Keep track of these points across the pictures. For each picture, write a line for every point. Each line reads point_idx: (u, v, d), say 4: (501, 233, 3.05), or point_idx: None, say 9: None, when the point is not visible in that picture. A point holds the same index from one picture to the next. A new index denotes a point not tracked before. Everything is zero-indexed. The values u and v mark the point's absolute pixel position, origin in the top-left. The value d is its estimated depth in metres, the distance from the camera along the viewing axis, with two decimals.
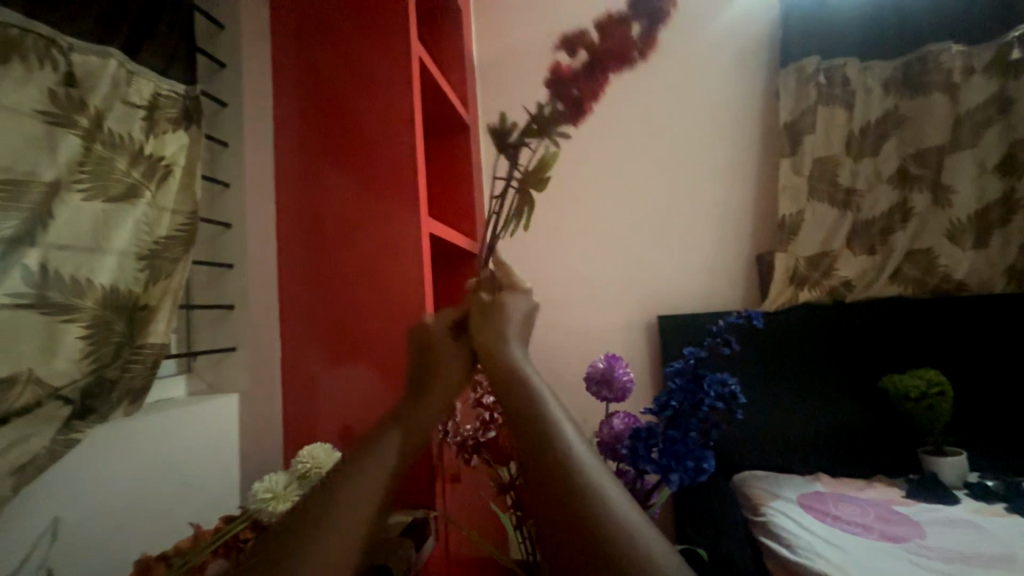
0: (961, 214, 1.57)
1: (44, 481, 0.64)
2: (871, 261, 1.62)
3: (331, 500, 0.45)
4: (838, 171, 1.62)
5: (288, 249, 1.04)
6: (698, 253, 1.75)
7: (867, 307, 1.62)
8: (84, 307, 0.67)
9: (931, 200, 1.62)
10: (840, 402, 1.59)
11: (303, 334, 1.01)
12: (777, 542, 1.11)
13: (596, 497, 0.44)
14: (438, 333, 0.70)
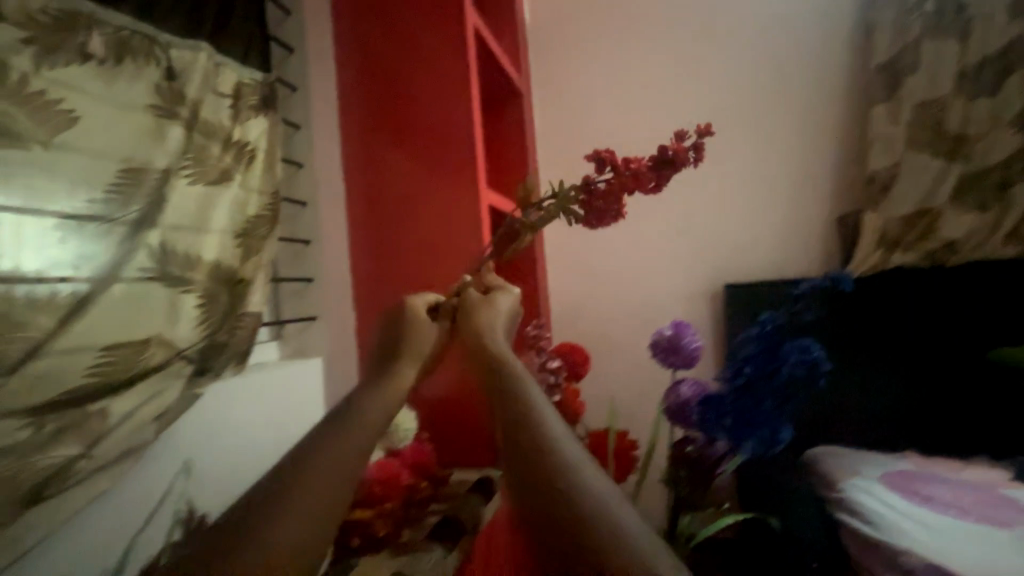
0: None
1: (178, 428, 0.75)
2: (983, 220, 1.41)
3: (301, 477, 0.49)
4: (944, 116, 1.42)
5: (356, 226, 1.09)
6: (770, 216, 1.63)
7: (974, 271, 1.43)
8: (196, 280, 0.76)
9: None
10: (936, 376, 1.45)
11: (374, 304, 1.08)
12: (857, 518, 1.06)
13: (571, 483, 0.47)
14: (418, 316, 0.71)
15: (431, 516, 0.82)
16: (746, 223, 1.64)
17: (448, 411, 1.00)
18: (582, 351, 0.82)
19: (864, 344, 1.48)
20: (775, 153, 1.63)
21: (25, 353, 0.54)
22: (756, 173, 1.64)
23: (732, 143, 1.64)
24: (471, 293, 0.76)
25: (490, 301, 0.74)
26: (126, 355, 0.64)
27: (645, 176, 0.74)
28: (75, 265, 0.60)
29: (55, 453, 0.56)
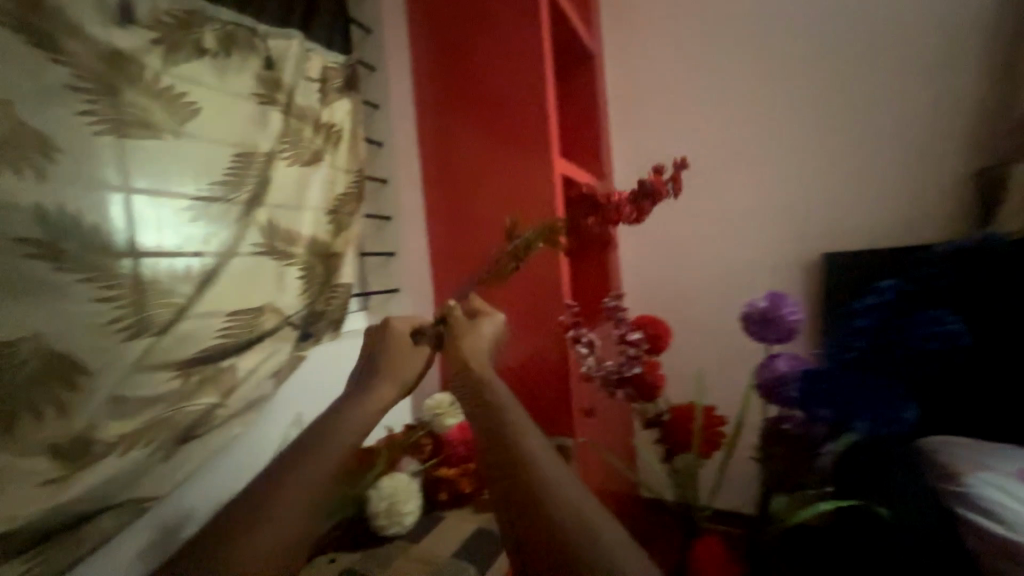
0: None
1: (290, 385, 0.84)
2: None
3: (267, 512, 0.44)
4: None
5: (431, 205, 1.14)
6: (893, 171, 1.38)
7: None
8: (297, 254, 0.84)
9: None
10: None
11: (451, 279, 1.13)
12: (988, 520, 0.88)
13: (583, 531, 0.44)
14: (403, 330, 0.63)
15: None
16: (860, 181, 1.41)
17: (524, 380, 1.05)
18: (662, 324, 0.77)
19: None
20: (899, 99, 1.37)
21: (173, 314, 0.63)
22: (872, 125, 1.39)
23: (841, 91, 1.41)
24: (457, 315, 0.67)
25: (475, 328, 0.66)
26: (246, 320, 0.73)
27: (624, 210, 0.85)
28: (203, 240, 0.69)
29: (200, 401, 0.66)
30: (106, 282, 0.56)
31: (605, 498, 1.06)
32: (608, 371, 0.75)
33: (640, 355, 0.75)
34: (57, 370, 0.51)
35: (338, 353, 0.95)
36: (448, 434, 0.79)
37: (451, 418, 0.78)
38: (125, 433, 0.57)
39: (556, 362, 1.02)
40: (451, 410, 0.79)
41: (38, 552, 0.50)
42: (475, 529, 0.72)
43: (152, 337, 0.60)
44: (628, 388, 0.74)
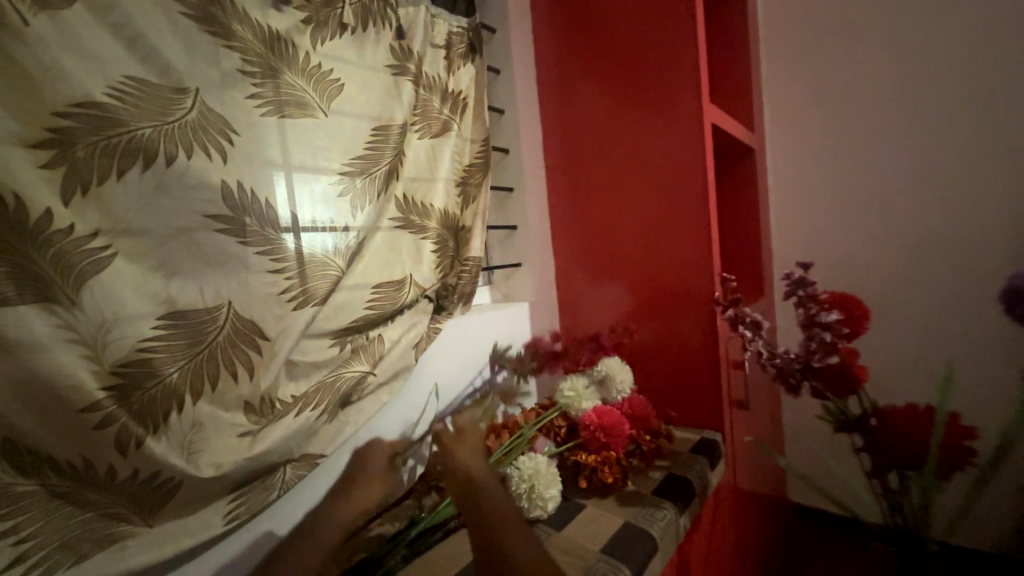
0: None
1: (429, 359, 0.86)
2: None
3: None
4: None
5: (554, 180, 1.09)
6: None
7: None
8: (430, 227, 0.83)
9: None
10: None
11: (574, 257, 1.07)
12: None
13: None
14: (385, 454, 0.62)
15: (655, 471, 0.77)
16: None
17: (660, 366, 0.95)
18: (864, 304, 0.59)
19: None
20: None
21: (330, 286, 0.66)
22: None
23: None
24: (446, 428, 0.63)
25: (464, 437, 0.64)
26: (389, 293, 0.74)
27: (745, 317, 0.70)
28: (351, 215, 0.71)
29: (354, 369, 0.69)
30: (277, 256, 0.60)
31: (742, 502, 0.95)
32: (788, 359, 0.62)
33: (838, 343, 0.58)
34: (245, 335, 0.56)
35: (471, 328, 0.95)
36: (585, 417, 0.74)
37: (585, 402, 0.77)
38: (297, 395, 0.62)
39: (699, 351, 0.90)
40: (585, 394, 0.78)
41: (238, 495, 0.57)
42: (623, 524, 0.65)
43: (314, 307, 0.64)
44: (814, 380, 0.60)
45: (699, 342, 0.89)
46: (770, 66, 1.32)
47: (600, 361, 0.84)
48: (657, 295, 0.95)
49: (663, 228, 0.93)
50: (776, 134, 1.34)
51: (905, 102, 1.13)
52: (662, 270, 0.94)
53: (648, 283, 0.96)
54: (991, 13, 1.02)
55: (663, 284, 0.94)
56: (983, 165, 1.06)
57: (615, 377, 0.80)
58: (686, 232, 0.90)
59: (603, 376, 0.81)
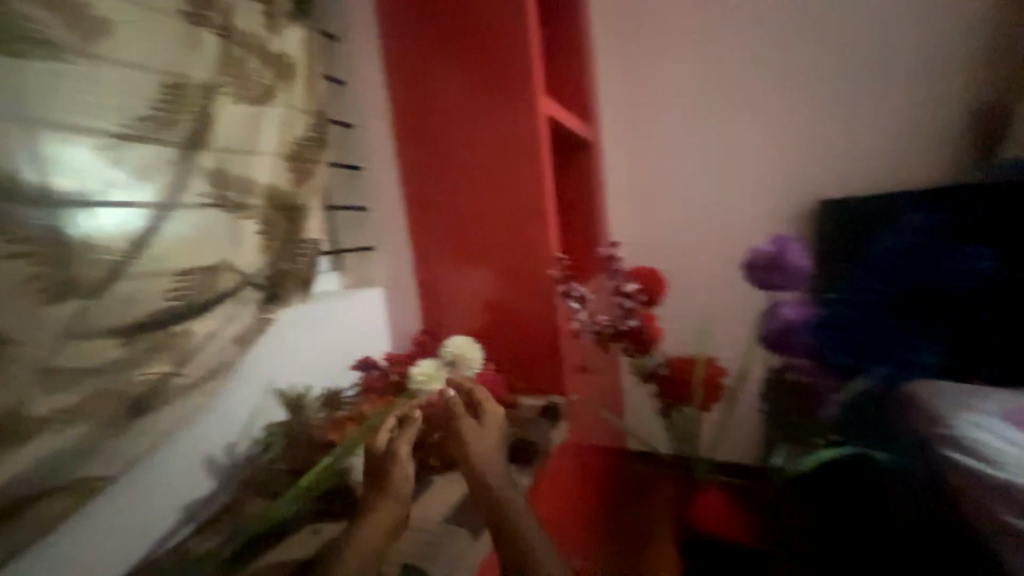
0: None
1: (255, 354, 0.78)
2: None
3: None
4: None
5: (407, 165, 1.05)
6: None
7: None
8: (252, 205, 0.74)
9: None
10: None
11: (432, 244, 1.06)
12: (965, 454, 0.83)
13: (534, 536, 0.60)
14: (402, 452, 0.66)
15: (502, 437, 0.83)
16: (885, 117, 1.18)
17: (513, 344, 1.01)
18: (659, 275, 0.71)
19: None
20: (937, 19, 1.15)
21: (106, 273, 0.53)
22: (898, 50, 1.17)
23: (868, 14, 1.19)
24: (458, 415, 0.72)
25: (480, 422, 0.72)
26: (200, 281, 0.64)
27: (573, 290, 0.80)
28: (139, 187, 0.58)
29: (149, 371, 0.58)
30: (13, 237, 0.47)
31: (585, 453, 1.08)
32: (604, 323, 0.72)
33: (637, 307, 0.70)
34: None
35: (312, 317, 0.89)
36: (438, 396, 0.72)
37: (438, 384, 0.76)
38: (61, 410, 0.49)
39: (547, 324, 0.98)
40: (437, 376, 0.77)
41: None
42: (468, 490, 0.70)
43: (84, 301, 0.51)
44: (624, 340, 0.71)
45: (546, 319, 0.98)
46: None
47: (449, 342, 0.85)
48: (510, 279, 1.00)
49: (516, 212, 0.98)
50: None
51: None
52: (518, 251, 0.99)
53: (504, 264, 1.00)
54: None
55: (515, 269, 0.99)
56: None
57: (467, 356, 0.82)
58: (537, 215, 0.97)
59: (455, 356, 0.82)
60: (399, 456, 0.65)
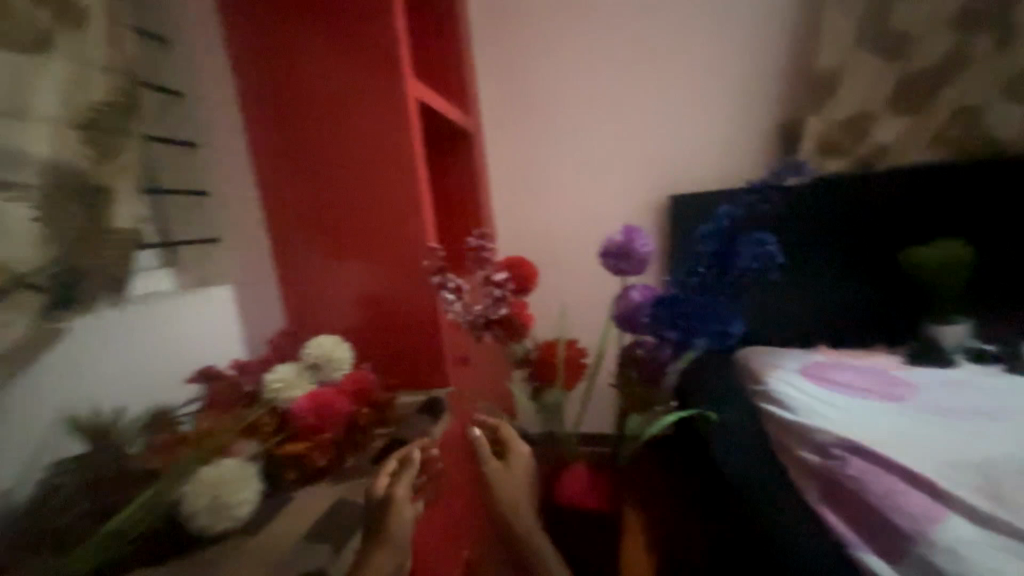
0: None
1: (37, 369, 0.58)
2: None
3: None
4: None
5: (263, 149, 0.94)
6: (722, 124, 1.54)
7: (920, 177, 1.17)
8: (21, 183, 0.56)
9: None
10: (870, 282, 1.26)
11: (299, 238, 0.96)
12: (776, 408, 0.97)
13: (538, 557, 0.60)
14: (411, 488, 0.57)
15: (377, 441, 0.76)
16: (713, 127, 1.41)
17: (393, 343, 0.96)
18: (531, 265, 0.73)
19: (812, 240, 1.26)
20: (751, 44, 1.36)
21: None
22: (722, 69, 1.39)
23: (701, 36, 1.38)
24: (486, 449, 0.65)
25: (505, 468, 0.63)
26: None
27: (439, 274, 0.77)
28: None
29: None
30: None
31: None
32: (476, 313, 0.72)
33: (506, 296, 0.71)
34: None
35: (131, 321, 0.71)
36: (297, 404, 0.67)
37: (297, 390, 0.71)
38: None
39: (427, 318, 0.95)
40: (296, 381, 0.72)
41: None
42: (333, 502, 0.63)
43: None
44: (496, 329, 0.72)
45: (428, 315, 0.95)
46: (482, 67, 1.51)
47: (312, 343, 0.80)
48: (389, 275, 0.94)
49: (390, 201, 0.92)
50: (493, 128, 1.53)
51: (576, 113, 1.48)
52: (393, 243, 0.94)
53: (380, 257, 0.94)
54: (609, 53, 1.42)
55: (393, 263, 0.94)
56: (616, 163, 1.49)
57: (333, 359, 0.78)
58: (412, 205, 0.92)
59: (317, 358, 0.77)
60: (400, 498, 0.55)
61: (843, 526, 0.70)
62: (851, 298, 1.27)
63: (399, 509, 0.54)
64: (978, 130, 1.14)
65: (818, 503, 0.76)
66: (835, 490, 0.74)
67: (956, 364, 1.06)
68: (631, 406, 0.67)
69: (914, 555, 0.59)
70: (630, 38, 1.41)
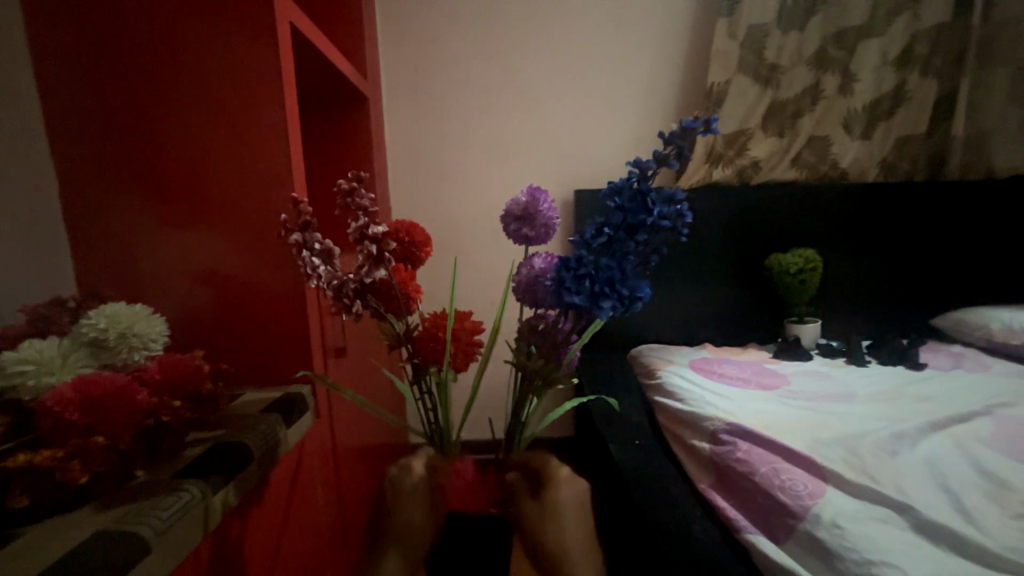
0: (882, 93, 1.28)
1: None
2: (865, 150, 1.33)
3: None
4: (778, 28, 1.25)
5: (58, 43, 0.65)
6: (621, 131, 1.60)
7: (781, 193, 1.33)
8: None
9: (893, 87, 1.29)
10: (743, 285, 1.37)
11: (106, 179, 0.68)
12: (669, 399, 0.96)
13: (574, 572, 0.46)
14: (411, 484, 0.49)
15: (193, 449, 0.56)
16: (618, 129, 1.45)
17: (241, 330, 0.73)
18: (424, 230, 0.57)
19: (697, 244, 1.34)
20: (652, 58, 1.42)
21: None
22: (626, 77, 1.42)
23: (609, 41, 1.40)
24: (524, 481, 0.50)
25: (555, 511, 0.47)
26: None
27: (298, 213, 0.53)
28: None
29: None
30: None
31: (342, 453, 0.89)
32: (343, 277, 0.52)
33: (387, 255, 0.53)
34: None
35: None
36: (50, 395, 0.44)
37: (53, 379, 0.48)
38: None
39: (292, 306, 0.73)
40: (58, 367, 0.48)
41: None
42: (90, 535, 0.41)
43: None
44: (370, 298, 0.54)
45: (296, 301, 0.72)
46: (386, 35, 1.36)
47: (98, 311, 0.55)
48: (244, 247, 0.71)
49: (249, 153, 0.69)
50: (395, 102, 1.40)
51: (490, 98, 1.41)
52: (250, 209, 0.70)
53: (230, 224, 0.70)
54: (521, 44, 1.39)
55: (251, 232, 0.70)
56: (523, 156, 1.44)
57: (130, 331, 0.54)
58: (279, 163, 0.69)
59: (103, 333, 0.52)
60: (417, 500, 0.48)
61: (731, 509, 0.69)
62: (728, 299, 1.37)
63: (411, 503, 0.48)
64: (826, 156, 1.33)
65: (706, 488, 0.75)
66: (725, 474, 0.73)
67: (811, 356, 1.19)
68: (528, 386, 0.56)
69: (799, 530, 0.59)
70: (544, 32, 1.38)
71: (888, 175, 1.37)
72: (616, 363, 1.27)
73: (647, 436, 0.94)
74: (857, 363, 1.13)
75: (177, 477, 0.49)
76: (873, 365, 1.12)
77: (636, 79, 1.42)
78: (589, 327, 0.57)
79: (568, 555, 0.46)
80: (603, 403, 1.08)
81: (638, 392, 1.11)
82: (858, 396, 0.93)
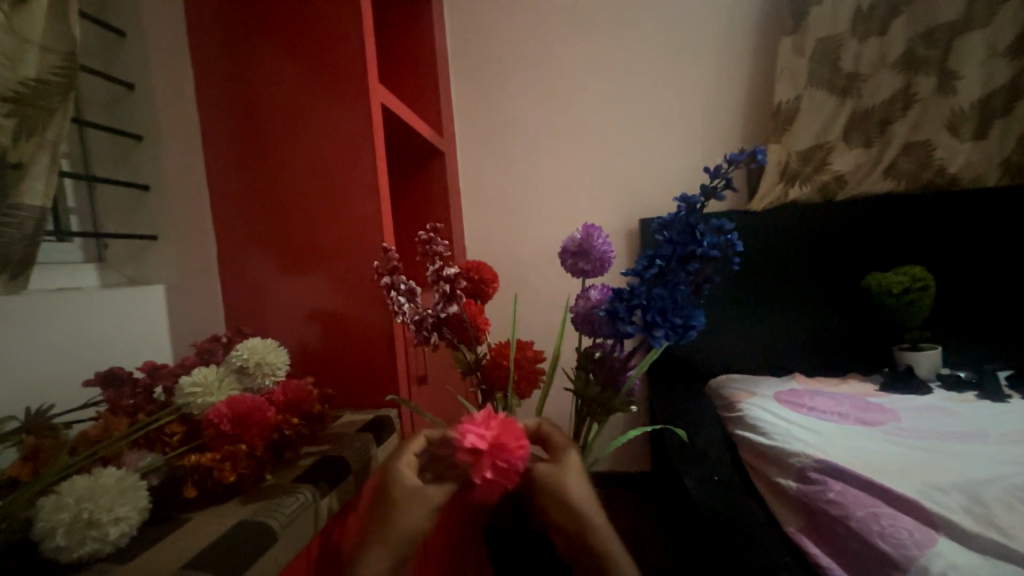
0: (995, 88, 1.14)
1: None
2: (979, 151, 1.17)
3: None
4: (855, 37, 1.18)
5: (220, 147, 0.87)
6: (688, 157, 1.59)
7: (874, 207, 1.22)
8: None
9: (1008, 81, 1.14)
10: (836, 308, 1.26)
11: (249, 248, 0.87)
12: (750, 432, 0.91)
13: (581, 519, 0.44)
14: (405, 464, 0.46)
15: (306, 458, 0.68)
16: (683, 157, 1.45)
17: (342, 361, 0.86)
18: (490, 268, 0.64)
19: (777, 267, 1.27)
20: (715, 84, 1.42)
21: None
22: (688, 105, 1.43)
23: (669, 74, 1.43)
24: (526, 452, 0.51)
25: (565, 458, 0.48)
26: None
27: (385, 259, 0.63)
28: None
29: None
30: None
31: None
32: (423, 312, 0.61)
33: (459, 293, 0.61)
34: None
35: (62, 314, 0.65)
36: (211, 410, 0.57)
37: (212, 398, 0.61)
38: None
39: (382, 342, 0.84)
40: (216, 388, 0.62)
41: None
42: (237, 522, 0.52)
43: None
44: (445, 330, 0.62)
45: (385, 337, 0.84)
46: (460, 97, 1.54)
47: (243, 345, 0.69)
48: (346, 294, 0.85)
49: (349, 219, 0.84)
50: (469, 153, 1.55)
51: (552, 141, 1.50)
52: (350, 263, 0.84)
53: (336, 276, 0.85)
54: (581, 88, 1.47)
55: (349, 278, 0.84)
56: (587, 191, 1.50)
57: (262, 360, 0.67)
58: (372, 225, 0.83)
59: (246, 361, 0.67)
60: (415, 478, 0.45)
61: (825, 556, 0.63)
62: (819, 323, 1.26)
63: (423, 503, 0.43)
64: (929, 163, 1.19)
65: (794, 532, 0.70)
66: (815, 517, 0.68)
67: (928, 389, 1.04)
68: (589, 412, 0.59)
69: None
70: (603, 74, 1.46)
71: (1014, 177, 1.19)
72: (692, 394, 1.23)
73: (728, 472, 0.89)
74: (992, 398, 0.96)
75: (295, 483, 0.60)
76: (1015, 401, 0.94)
77: (699, 106, 1.43)
78: (646, 355, 0.58)
79: (582, 508, 0.44)
80: (677, 434, 1.05)
81: (716, 425, 1.06)
82: (991, 436, 0.80)
